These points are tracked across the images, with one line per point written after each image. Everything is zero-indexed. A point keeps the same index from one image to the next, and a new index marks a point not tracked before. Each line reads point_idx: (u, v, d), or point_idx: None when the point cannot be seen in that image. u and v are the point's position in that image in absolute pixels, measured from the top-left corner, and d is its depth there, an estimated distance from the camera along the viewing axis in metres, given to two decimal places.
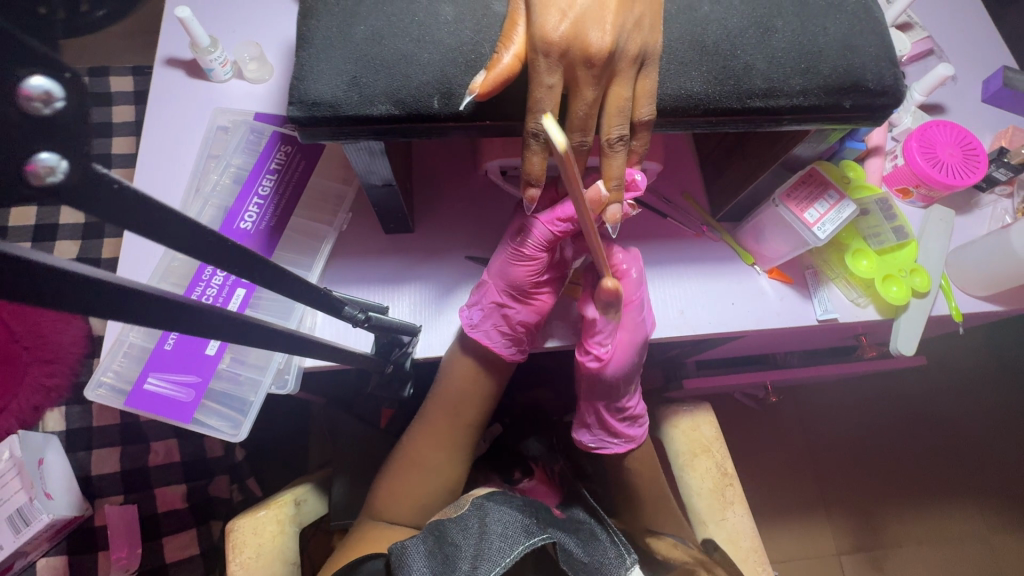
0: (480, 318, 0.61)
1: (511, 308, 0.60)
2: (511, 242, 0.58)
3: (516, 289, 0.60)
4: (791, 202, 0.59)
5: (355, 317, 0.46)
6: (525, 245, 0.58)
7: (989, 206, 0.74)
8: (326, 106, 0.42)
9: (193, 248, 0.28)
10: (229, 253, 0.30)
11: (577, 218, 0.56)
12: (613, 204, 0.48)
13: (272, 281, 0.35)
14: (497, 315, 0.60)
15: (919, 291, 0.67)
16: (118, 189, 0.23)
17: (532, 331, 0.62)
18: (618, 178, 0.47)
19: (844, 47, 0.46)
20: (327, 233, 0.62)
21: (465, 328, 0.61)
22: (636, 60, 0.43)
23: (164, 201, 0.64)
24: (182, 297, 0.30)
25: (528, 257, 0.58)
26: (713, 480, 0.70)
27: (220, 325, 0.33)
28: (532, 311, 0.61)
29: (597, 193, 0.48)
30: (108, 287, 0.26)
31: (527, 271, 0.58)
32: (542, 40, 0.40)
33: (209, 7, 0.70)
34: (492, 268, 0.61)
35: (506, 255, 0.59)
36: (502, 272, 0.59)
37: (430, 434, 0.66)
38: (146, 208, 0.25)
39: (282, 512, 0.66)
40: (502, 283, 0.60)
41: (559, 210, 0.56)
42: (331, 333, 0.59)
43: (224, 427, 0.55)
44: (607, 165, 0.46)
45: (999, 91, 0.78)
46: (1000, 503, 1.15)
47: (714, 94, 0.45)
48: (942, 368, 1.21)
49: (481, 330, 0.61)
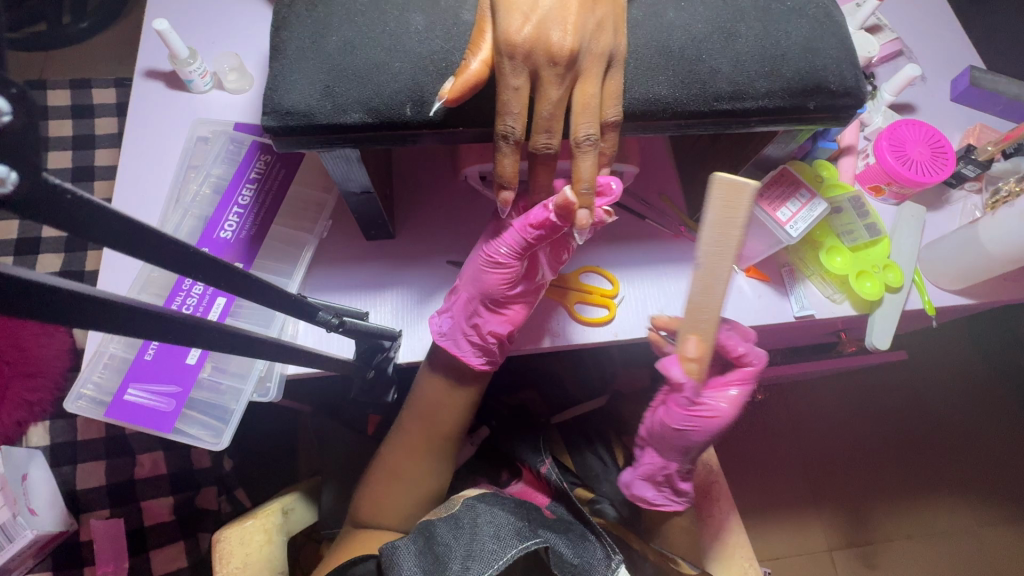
0: (450, 326, 0.61)
1: (481, 316, 0.60)
2: (486, 250, 0.58)
3: (488, 297, 0.59)
4: (764, 202, 0.61)
5: (329, 322, 0.46)
6: (499, 252, 0.57)
7: (959, 202, 0.76)
8: (298, 115, 0.42)
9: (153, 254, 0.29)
10: (193, 259, 0.31)
11: (549, 227, 0.53)
12: (583, 210, 0.49)
13: (239, 286, 0.35)
14: (466, 324, 0.60)
15: (892, 286, 0.68)
16: (72, 199, 0.24)
17: (502, 342, 0.61)
18: (589, 182, 0.47)
19: (805, 50, 0.48)
20: (308, 241, 0.63)
21: (434, 336, 0.61)
22: (601, 58, 0.44)
23: (144, 212, 0.64)
24: (160, 308, 0.30)
25: (500, 265, 0.58)
26: (700, 478, 0.71)
27: (200, 335, 0.33)
28: (503, 322, 0.60)
29: (566, 196, 0.48)
30: (100, 301, 0.27)
31: (500, 279, 0.58)
32: (506, 43, 0.41)
33: (187, 19, 0.71)
34: (467, 274, 0.60)
35: (479, 261, 0.59)
36: (475, 278, 0.59)
37: (413, 442, 0.66)
38: (98, 215, 0.25)
39: (269, 521, 0.66)
40: (473, 290, 0.59)
41: (530, 215, 0.54)
42: (313, 338, 0.59)
43: (205, 435, 0.55)
44: (577, 166, 0.46)
45: (966, 91, 0.80)
46: (986, 495, 1.16)
47: (679, 97, 0.46)
48: (925, 362, 1.23)
49: (449, 339, 0.60)
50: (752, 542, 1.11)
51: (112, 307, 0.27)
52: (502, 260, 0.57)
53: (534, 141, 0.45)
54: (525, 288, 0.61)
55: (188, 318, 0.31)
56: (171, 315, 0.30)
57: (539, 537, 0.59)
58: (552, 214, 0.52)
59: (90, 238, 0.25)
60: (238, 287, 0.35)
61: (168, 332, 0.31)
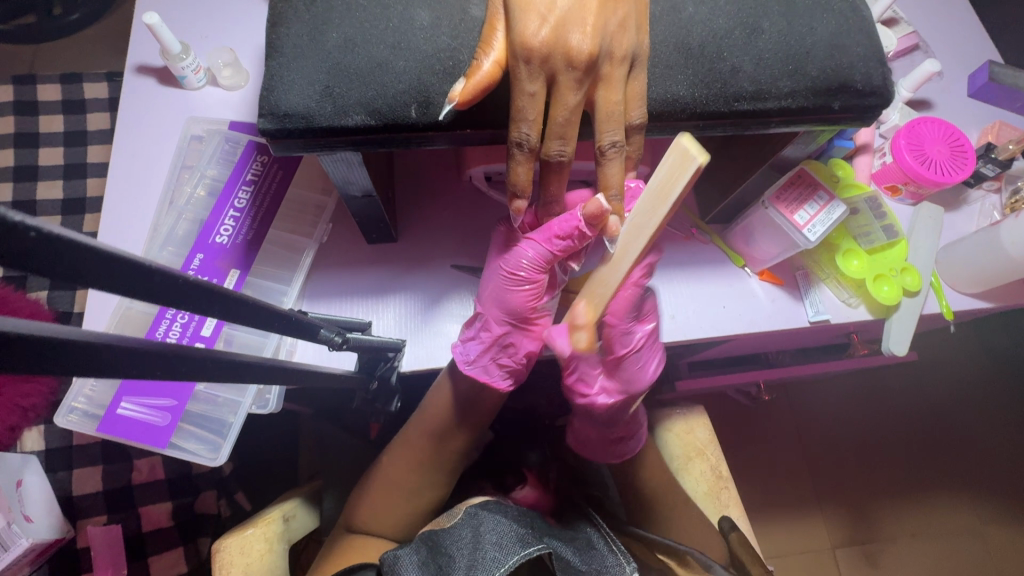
0: (476, 353, 0.58)
1: (509, 336, 0.58)
2: (505, 267, 0.54)
3: (516, 316, 0.57)
4: (781, 204, 0.58)
5: (332, 340, 0.43)
6: (523, 269, 0.54)
7: (977, 201, 0.74)
8: (297, 118, 0.40)
9: (135, 287, 0.26)
10: (176, 288, 0.28)
11: (577, 236, 0.50)
12: (613, 218, 0.46)
13: (229, 312, 0.32)
14: (496, 348, 0.58)
15: (910, 290, 0.66)
16: (38, 237, 0.21)
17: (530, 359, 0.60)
18: (618, 189, 0.45)
19: (831, 47, 0.45)
20: (307, 246, 0.60)
21: (460, 365, 0.58)
22: (624, 61, 0.41)
23: (137, 215, 0.61)
24: (137, 340, 0.26)
25: (524, 281, 0.55)
26: (708, 483, 0.70)
27: (187, 365, 0.29)
28: (533, 338, 0.58)
29: (598, 205, 0.45)
30: (83, 344, 0.24)
31: (527, 296, 0.55)
32: (522, 46, 0.39)
33: (179, 12, 0.68)
34: (487, 294, 0.57)
35: (500, 282, 0.55)
36: (498, 299, 0.56)
37: (416, 451, 0.65)
38: (78, 252, 0.22)
39: (270, 529, 0.65)
40: (498, 312, 0.56)
41: (554, 227, 0.51)
42: (312, 355, 0.57)
43: (203, 451, 0.53)
44: (604, 174, 0.44)
45: (985, 86, 0.77)
46: (992, 494, 1.15)
47: (699, 97, 0.43)
48: (932, 361, 1.21)
49: (478, 366, 0.58)
50: (757, 541, 1.10)
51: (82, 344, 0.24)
52: (526, 277, 0.54)
53: (546, 148, 0.42)
54: (548, 299, 0.59)
55: (170, 346, 0.28)
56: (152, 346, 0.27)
57: (543, 542, 0.57)
58: (581, 224, 0.49)
59: (64, 279, 0.22)
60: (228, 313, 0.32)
61: (148, 364, 0.27)
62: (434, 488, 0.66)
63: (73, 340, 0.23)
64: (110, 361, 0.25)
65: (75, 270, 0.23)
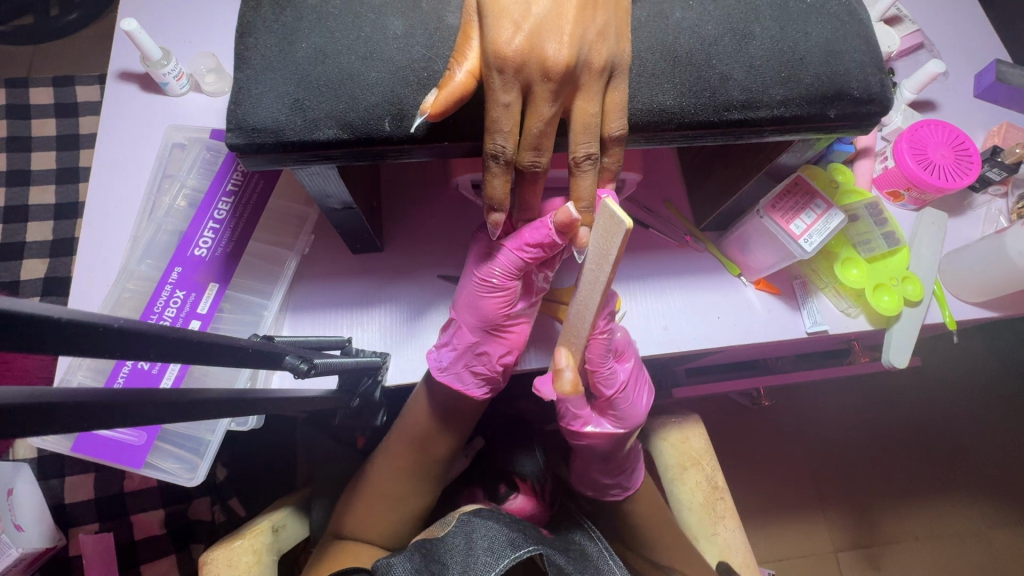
0: (449, 361, 0.56)
1: (482, 343, 0.56)
2: (478, 274, 0.53)
3: (489, 325, 0.55)
4: (776, 213, 0.57)
5: (298, 367, 0.40)
6: (495, 276, 0.52)
7: (983, 206, 0.72)
8: (265, 132, 0.38)
9: (93, 345, 0.24)
10: (142, 337, 0.26)
11: (548, 245, 0.49)
12: (585, 227, 0.45)
13: (204, 353, 0.30)
14: (469, 356, 0.56)
15: (912, 299, 0.64)
16: None
17: (505, 369, 0.58)
18: (589, 200, 0.43)
19: (826, 53, 0.43)
20: (289, 256, 0.59)
21: (433, 371, 0.57)
22: (602, 71, 0.40)
23: (116, 226, 0.60)
24: (84, 395, 0.24)
25: (497, 289, 0.53)
26: (704, 494, 0.67)
27: (134, 413, 0.26)
28: (508, 348, 0.56)
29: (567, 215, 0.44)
30: (48, 404, 0.22)
31: (499, 304, 0.54)
32: (496, 55, 0.37)
33: (160, 17, 0.66)
34: (462, 301, 0.56)
35: (473, 288, 0.54)
36: (471, 305, 0.54)
37: (403, 464, 0.64)
38: (21, 320, 0.21)
39: (259, 541, 0.63)
40: (471, 319, 0.55)
41: (526, 235, 0.50)
42: (290, 380, 0.57)
43: (179, 470, 0.52)
44: (576, 184, 0.42)
45: (992, 87, 0.75)
46: (998, 499, 1.13)
47: (687, 106, 0.42)
48: (938, 365, 1.19)
49: (451, 373, 0.57)
50: (757, 545, 1.09)
51: (9, 410, 0.21)
52: (498, 284, 0.53)
53: (520, 158, 0.41)
54: (525, 307, 0.57)
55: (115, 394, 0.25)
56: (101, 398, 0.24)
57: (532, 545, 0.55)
58: (552, 232, 0.48)
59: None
60: (184, 354, 0.29)
61: (103, 418, 0.25)
62: (422, 499, 0.65)
63: (37, 402, 0.22)
64: (81, 415, 0.24)
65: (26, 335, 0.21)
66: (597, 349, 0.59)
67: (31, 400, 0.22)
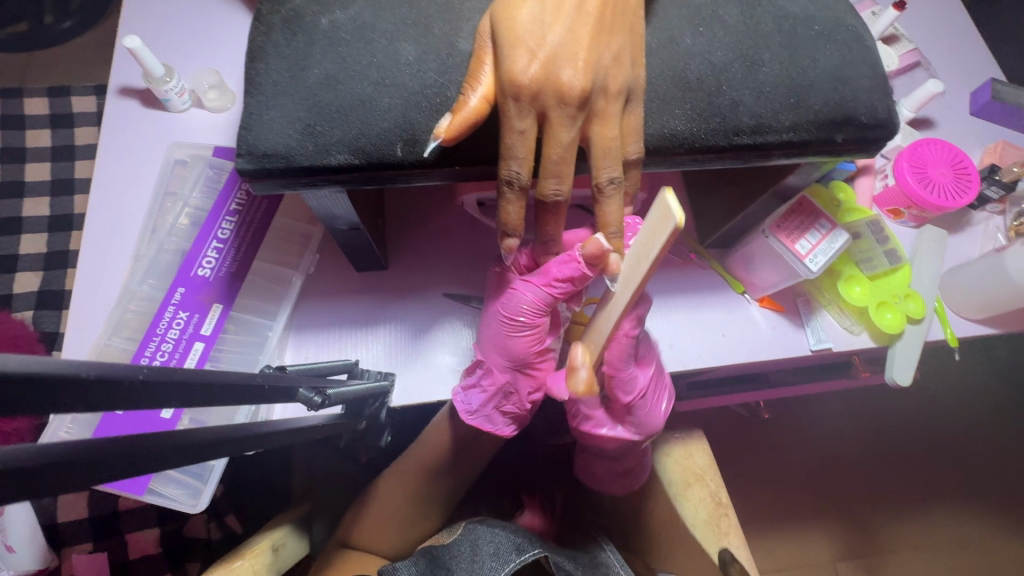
0: (479, 403, 0.55)
1: (513, 382, 0.54)
2: (503, 314, 0.50)
3: (519, 363, 0.53)
4: (781, 233, 0.57)
5: (310, 400, 0.40)
6: (522, 315, 0.50)
7: (981, 223, 0.73)
8: (277, 158, 0.38)
9: (117, 398, 0.24)
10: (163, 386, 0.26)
11: (578, 279, 0.46)
12: (614, 254, 0.42)
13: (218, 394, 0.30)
14: (499, 396, 0.55)
15: (914, 317, 0.64)
16: (5, 374, 0.19)
17: (537, 403, 0.57)
18: (617, 227, 0.42)
19: (835, 79, 0.44)
20: (294, 276, 0.59)
21: (462, 415, 0.56)
22: (618, 96, 0.39)
23: (117, 244, 0.59)
24: (101, 447, 0.24)
25: (525, 328, 0.51)
26: (708, 510, 0.65)
27: (150, 461, 0.26)
28: (539, 383, 0.55)
29: (597, 246, 0.41)
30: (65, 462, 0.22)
31: (528, 342, 0.51)
32: (511, 84, 0.37)
33: (162, 33, 0.66)
34: (488, 342, 0.53)
35: (499, 328, 0.51)
36: (498, 346, 0.52)
37: (407, 485, 0.63)
38: (51, 380, 0.20)
39: (259, 561, 0.62)
40: (501, 359, 0.53)
41: (554, 272, 0.47)
42: (289, 414, 0.56)
43: (182, 496, 0.51)
44: (601, 211, 0.41)
45: (988, 105, 0.76)
46: (995, 510, 1.14)
47: (699, 132, 0.42)
48: (933, 374, 1.20)
49: (480, 415, 0.55)
50: (756, 558, 1.09)
51: (31, 470, 0.21)
52: (526, 322, 0.50)
53: (541, 187, 0.40)
54: (554, 339, 0.55)
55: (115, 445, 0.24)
56: (114, 450, 0.24)
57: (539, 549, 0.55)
58: (582, 267, 0.45)
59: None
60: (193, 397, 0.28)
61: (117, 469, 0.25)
62: (424, 520, 0.64)
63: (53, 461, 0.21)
64: (94, 468, 0.23)
65: (55, 393, 0.21)
66: (617, 351, 0.55)
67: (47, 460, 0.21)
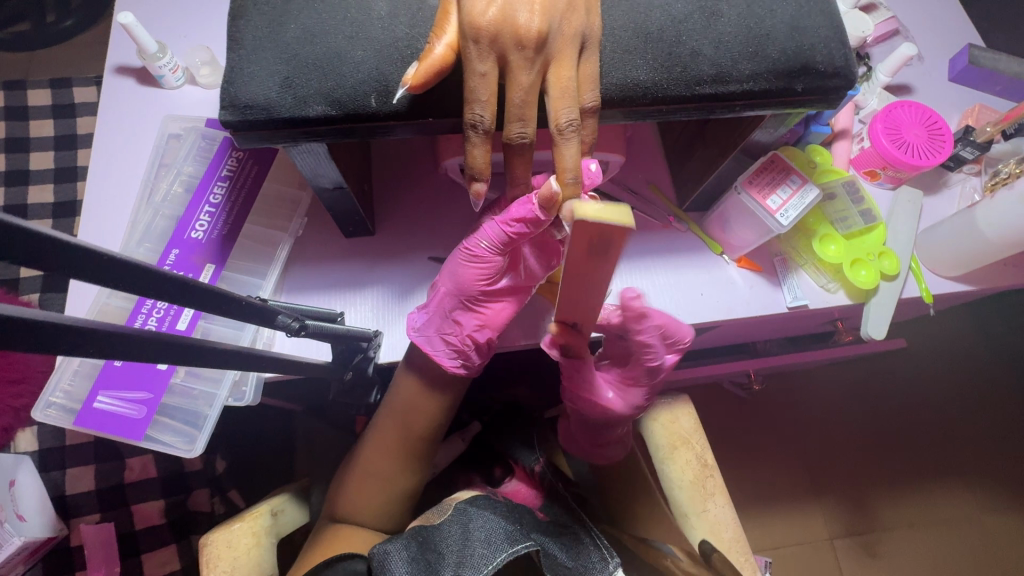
0: (424, 322, 0.58)
1: (458, 311, 0.57)
2: (465, 242, 0.55)
3: (465, 291, 0.56)
4: (753, 189, 0.59)
5: (289, 326, 0.44)
6: (476, 245, 0.54)
7: (958, 184, 0.74)
8: (258, 109, 0.40)
9: (85, 269, 0.27)
10: (127, 272, 0.29)
11: (531, 221, 0.49)
12: (571, 200, 0.44)
13: (191, 297, 0.33)
14: (442, 321, 0.58)
15: (889, 273, 0.66)
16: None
17: (479, 346, 0.58)
18: (573, 170, 0.43)
19: (792, 28, 0.45)
20: (283, 240, 0.61)
21: (408, 331, 0.59)
22: (574, 40, 0.42)
23: (114, 211, 0.62)
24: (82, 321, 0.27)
25: (478, 259, 0.55)
26: (694, 472, 0.68)
27: (129, 347, 0.29)
28: (481, 321, 0.57)
29: (550, 189, 0.44)
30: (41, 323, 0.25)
31: (477, 274, 0.55)
32: (471, 26, 0.39)
33: (155, 13, 0.68)
34: (448, 269, 0.58)
35: (457, 256, 0.56)
36: (452, 273, 0.57)
37: (399, 444, 0.65)
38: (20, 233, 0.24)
39: (258, 524, 0.64)
40: (451, 285, 0.57)
41: (512, 210, 0.50)
42: (289, 346, 0.58)
43: (179, 443, 0.54)
44: (560, 154, 0.43)
45: (965, 70, 0.77)
46: (989, 481, 1.15)
47: (660, 81, 0.44)
48: (925, 348, 1.21)
49: (423, 335, 0.58)
50: (752, 534, 1.10)
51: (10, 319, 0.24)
52: (479, 254, 0.54)
53: (507, 131, 0.42)
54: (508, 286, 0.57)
55: (102, 326, 0.28)
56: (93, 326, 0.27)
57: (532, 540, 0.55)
58: (535, 208, 0.48)
59: None
60: (172, 296, 0.32)
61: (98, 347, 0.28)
62: (417, 478, 0.66)
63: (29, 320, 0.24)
64: (69, 339, 0.26)
65: (31, 254, 0.25)
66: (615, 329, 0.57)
67: (21, 316, 0.24)
